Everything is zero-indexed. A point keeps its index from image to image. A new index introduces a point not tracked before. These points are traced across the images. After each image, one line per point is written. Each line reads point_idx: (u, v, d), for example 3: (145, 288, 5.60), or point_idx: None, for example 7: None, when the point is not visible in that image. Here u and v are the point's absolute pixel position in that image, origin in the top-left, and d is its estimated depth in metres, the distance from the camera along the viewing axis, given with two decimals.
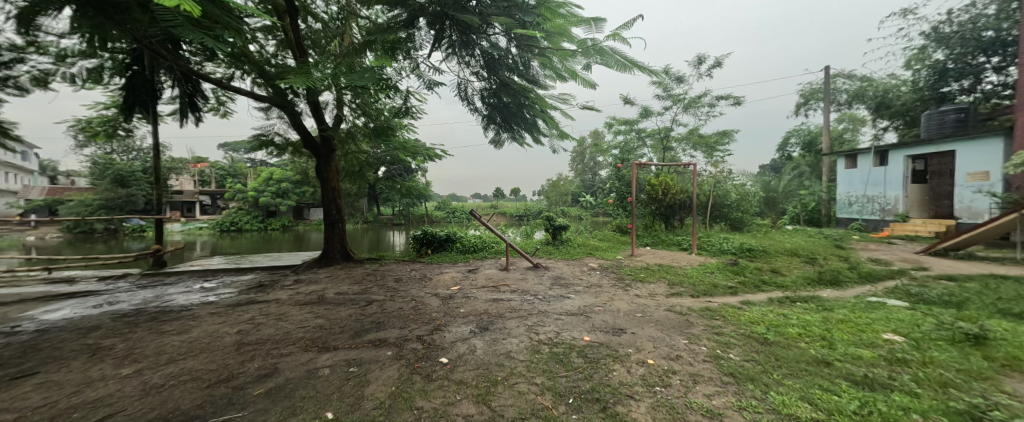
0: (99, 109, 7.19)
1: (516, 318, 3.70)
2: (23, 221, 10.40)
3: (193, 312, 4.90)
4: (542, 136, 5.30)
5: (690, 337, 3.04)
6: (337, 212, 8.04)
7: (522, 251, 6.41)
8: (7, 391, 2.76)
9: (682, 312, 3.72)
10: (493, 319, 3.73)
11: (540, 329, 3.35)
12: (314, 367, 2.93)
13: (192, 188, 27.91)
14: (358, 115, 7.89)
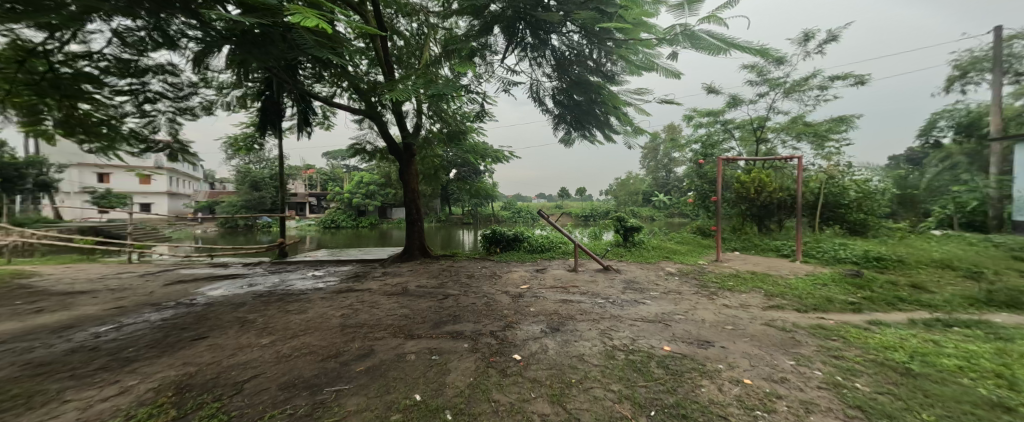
0: (243, 128, 8.86)
1: (588, 320, 3.62)
2: (193, 217, 13.30)
3: (308, 295, 5.76)
4: (615, 133, 5.10)
5: (799, 358, 2.64)
6: (417, 212, 8.72)
7: (592, 252, 6.22)
8: (190, 349, 3.56)
9: (784, 328, 3.26)
10: (564, 320, 3.70)
11: (614, 334, 3.22)
12: (402, 352, 3.22)
13: (304, 191, 32.70)
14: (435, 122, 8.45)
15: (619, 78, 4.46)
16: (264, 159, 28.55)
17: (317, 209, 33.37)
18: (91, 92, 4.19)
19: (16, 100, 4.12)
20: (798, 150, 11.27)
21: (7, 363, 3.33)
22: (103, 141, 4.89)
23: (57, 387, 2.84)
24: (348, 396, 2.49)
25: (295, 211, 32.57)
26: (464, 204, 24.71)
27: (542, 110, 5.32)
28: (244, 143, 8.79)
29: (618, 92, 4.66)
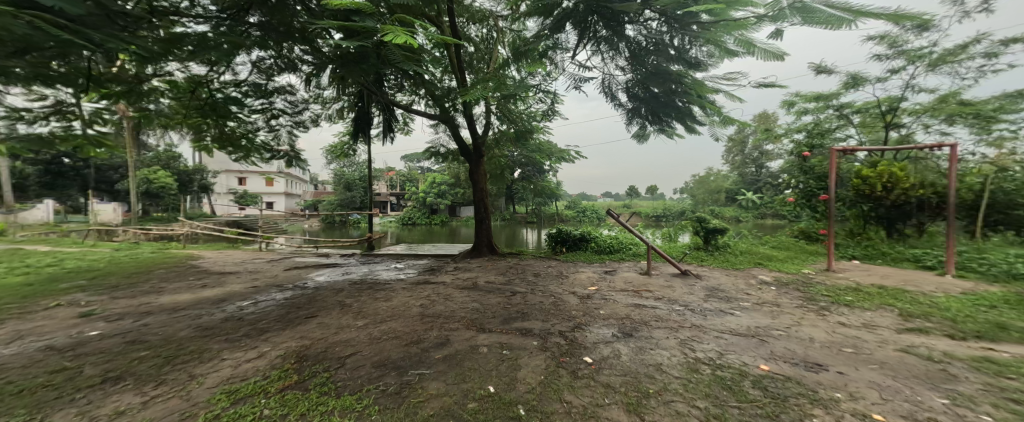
0: (340, 137, 10.05)
1: (666, 328, 3.39)
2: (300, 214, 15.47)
3: (392, 285, 6.33)
4: (698, 124, 4.70)
5: (954, 397, 2.15)
6: (485, 210, 9.00)
7: (668, 256, 5.78)
8: (304, 325, 4.15)
9: (930, 358, 2.68)
10: (637, 325, 3.52)
11: (696, 345, 2.97)
12: (476, 344, 3.35)
13: (385, 192, 35.90)
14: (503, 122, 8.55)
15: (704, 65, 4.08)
16: (356, 163, 32.26)
17: (397, 207, 36.45)
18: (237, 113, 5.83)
19: (189, 123, 5.79)
20: (947, 136, 9.23)
21: (186, 325, 4.23)
22: (241, 152, 6.66)
23: (215, 347, 3.53)
24: (430, 380, 2.68)
25: (379, 209, 35.94)
26: (527, 204, 24.79)
27: (615, 105, 5.14)
28: (341, 150, 9.97)
29: (704, 80, 4.27)
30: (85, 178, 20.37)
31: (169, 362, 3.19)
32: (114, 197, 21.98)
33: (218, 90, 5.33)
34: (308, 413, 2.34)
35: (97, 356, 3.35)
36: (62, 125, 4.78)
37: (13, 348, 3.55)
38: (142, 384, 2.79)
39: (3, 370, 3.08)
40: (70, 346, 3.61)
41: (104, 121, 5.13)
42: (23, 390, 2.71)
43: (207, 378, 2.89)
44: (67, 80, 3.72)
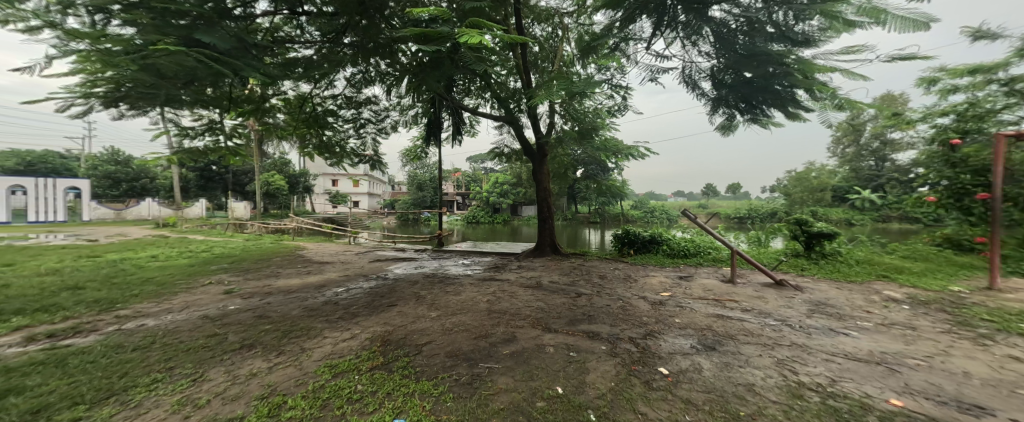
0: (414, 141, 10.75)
1: (756, 345, 3.05)
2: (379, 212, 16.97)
3: (461, 280, 6.61)
4: (803, 109, 4.01)
5: None
6: (548, 210, 8.96)
7: (760, 265, 5.06)
8: (387, 312, 4.53)
9: None
10: (721, 338, 3.21)
11: (800, 368, 2.61)
12: (542, 343, 3.35)
13: (452, 192, 37.73)
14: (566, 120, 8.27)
15: (815, 41, 3.59)
16: (426, 165, 34.45)
17: (463, 206, 38.06)
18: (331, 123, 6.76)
19: (299, 134, 6.82)
20: None
21: (297, 305, 4.89)
22: (337, 158, 7.58)
23: (318, 326, 4.02)
24: (499, 374, 2.74)
25: (446, 208, 37.84)
26: (590, 204, 24.23)
27: (696, 94, 4.74)
28: (414, 153, 10.67)
29: (812, 57, 3.66)
30: (221, 181, 24.80)
31: (286, 335, 3.73)
32: (241, 196, 26.45)
33: (318, 103, 6.20)
34: (392, 393, 2.54)
35: (236, 326, 4.04)
36: (210, 137, 5.80)
37: (183, 314, 4.42)
38: (267, 352, 3.30)
39: (176, 331, 3.85)
40: (219, 316, 4.39)
41: (240, 135, 6.10)
42: (189, 348, 3.36)
43: (312, 353, 3.30)
44: (216, 102, 4.52)
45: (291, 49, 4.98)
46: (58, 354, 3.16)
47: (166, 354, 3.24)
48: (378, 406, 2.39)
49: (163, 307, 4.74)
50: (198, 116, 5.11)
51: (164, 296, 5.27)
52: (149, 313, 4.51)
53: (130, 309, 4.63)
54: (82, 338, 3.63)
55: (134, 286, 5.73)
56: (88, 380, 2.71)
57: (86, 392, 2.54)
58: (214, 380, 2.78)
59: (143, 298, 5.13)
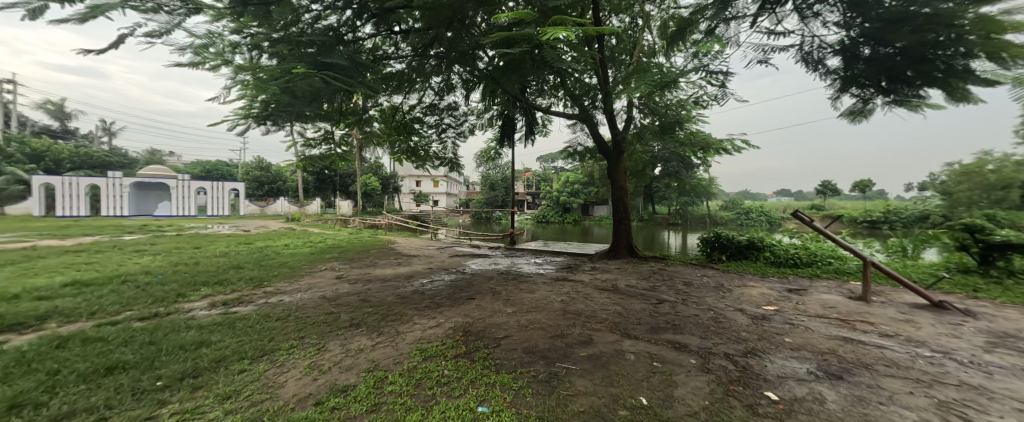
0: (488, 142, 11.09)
1: (901, 379, 2.54)
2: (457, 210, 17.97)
3: (534, 278, 6.67)
4: (980, 85, 2.87)
5: None
6: (624, 210, 8.58)
7: (910, 284, 4.14)
8: (468, 305, 4.77)
9: None
10: (850, 367, 2.74)
11: (977, 416, 2.10)
12: (621, 349, 3.22)
13: (524, 191, 38.30)
14: (646, 115, 7.63)
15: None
16: (499, 165, 35.35)
17: (533, 205, 38.36)
18: (416, 129, 7.36)
19: (390, 139, 7.59)
20: None
21: (392, 293, 5.42)
22: (422, 161, 8.22)
23: (409, 313, 4.40)
24: (576, 376, 2.70)
25: (517, 208, 38.54)
26: (670, 204, 22.64)
27: (819, 73, 3.85)
28: (489, 154, 11.01)
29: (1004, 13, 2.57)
30: (329, 182, 28.72)
31: (384, 318, 4.16)
32: (344, 195, 30.33)
33: (405, 110, 6.77)
34: (475, 381, 2.66)
35: (346, 306, 4.63)
36: (327, 145, 6.73)
37: (308, 293, 5.21)
38: (370, 331, 3.72)
39: (304, 307, 4.55)
40: (335, 297, 5.08)
41: (347, 143, 6.97)
42: (315, 322, 3.94)
43: (405, 336, 3.62)
44: (329, 115, 5.21)
45: (387, 65, 5.58)
46: (228, 318, 3.95)
47: (297, 325, 3.84)
48: (464, 392, 2.53)
49: (295, 287, 5.65)
50: (317, 127, 5.96)
51: (294, 277, 6.28)
52: (286, 290, 5.41)
53: (274, 286, 5.61)
54: (243, 307, 4.48)
55: (274, 267, 6.95)
56: (246, 340, 3.34)
57: (246, 349, 3.14)
58: (333, 351, 3.22)
59: (281, 277, 6.19)
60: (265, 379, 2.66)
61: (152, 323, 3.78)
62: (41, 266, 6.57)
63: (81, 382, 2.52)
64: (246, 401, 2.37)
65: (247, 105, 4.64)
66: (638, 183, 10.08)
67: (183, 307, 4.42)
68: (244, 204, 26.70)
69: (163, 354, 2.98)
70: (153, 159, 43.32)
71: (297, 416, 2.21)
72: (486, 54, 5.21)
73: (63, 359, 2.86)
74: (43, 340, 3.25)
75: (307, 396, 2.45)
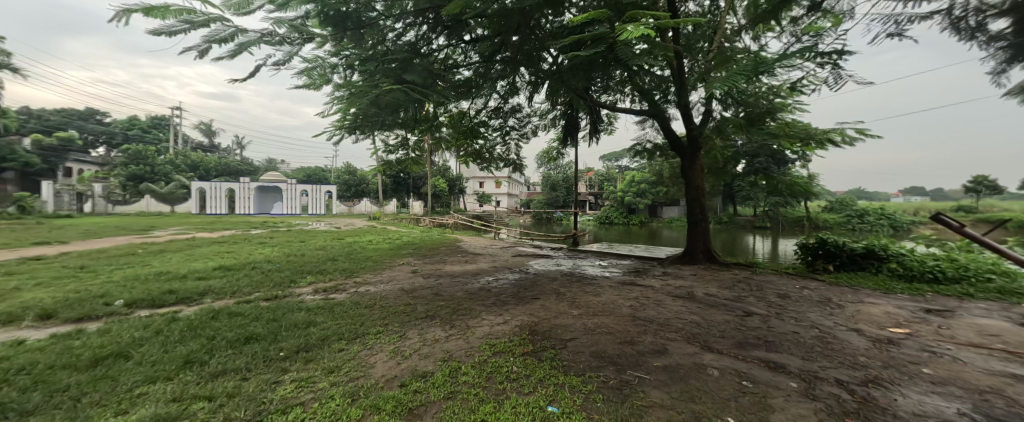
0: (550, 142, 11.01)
1: None
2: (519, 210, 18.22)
3: (600, 281, 6.48)
4: None
5: None
6: (701, 211, 7.95)
7: None
8: (533, 304, 4.81)
9: None
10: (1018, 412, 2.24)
11: None
12: (702, 363, 2.99)
13: (586, 191, 37.58)
14: (727, 107, 6.96)
15: None
16: (560, 165, 35.56)
17: (596, 205, 37.49)
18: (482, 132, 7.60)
19: (458, 143, 7.95)
20: None
21: (461, 288, 5.68)
22: (489, 163, 8.49)
23: (477, 309, 4.56)
24: (651, 387, 2.57)
25: (579, 208, 37.85)
26: (752, 205, 20.50)
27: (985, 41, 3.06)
28: (551, 154, 10.95)
29: None
30: (403, 184, 31.01)
31: (455, 312, 4.37)
32: (416, 196, 32.53)
33: (472, 115, 7.06)
34: (544, 381, 2.67)
35: (421, 299, 4.96)
36: (403, 150, 7.27)
37: (389, 285, 5.68)
38: (444, 323, 3.94)
39: (386, 297, 4.98)
40: (411, 290, 5.48)
41: (419, 148, 7.46)
42: (395, 312, 4.29)
43: (475, 331, 3.76)
44: (406, 122, 5.62)
45: (456, 73, 5.87)
46: (328, 303, 4.47)
47: (381, 313, 4.20)
48: (533, 389, 2.55)
49: (376, 278, 6.21)
50: (395, 135, 6.47)
51: (375, 270, 6.91)
52: (370, 281, 5.97)
53: (360, 277, 6.23)
54: (339, 294, 5.06)
55: (360, 261, 7.72)
56: (342, 323, 3.75)
57: (342, 331, 3.53)
58: (412, 339, 3.48)
59: (365, 270, 6.85)
60: (358, 359, 2.96)
61: (274, 303, 4.43)
62: (197, 253, 8.17)
63: (227, 347, 3.06)
64: (344, 376, 2.65)
65: (342, 117, 5.22)
66: (717, 182, 9.27)
67: (294, 291, 5.12)
68: (334, 204, 30.05)
69: (283, 330, 3.48)
70: (266, 165, 50.94)
71: (386, 395, 2.42)
72: (551, 55, 5.24)
73: (214, 328, 3.49)
74: (201, 312, 4.01)
75: (393, 378, 2.68)
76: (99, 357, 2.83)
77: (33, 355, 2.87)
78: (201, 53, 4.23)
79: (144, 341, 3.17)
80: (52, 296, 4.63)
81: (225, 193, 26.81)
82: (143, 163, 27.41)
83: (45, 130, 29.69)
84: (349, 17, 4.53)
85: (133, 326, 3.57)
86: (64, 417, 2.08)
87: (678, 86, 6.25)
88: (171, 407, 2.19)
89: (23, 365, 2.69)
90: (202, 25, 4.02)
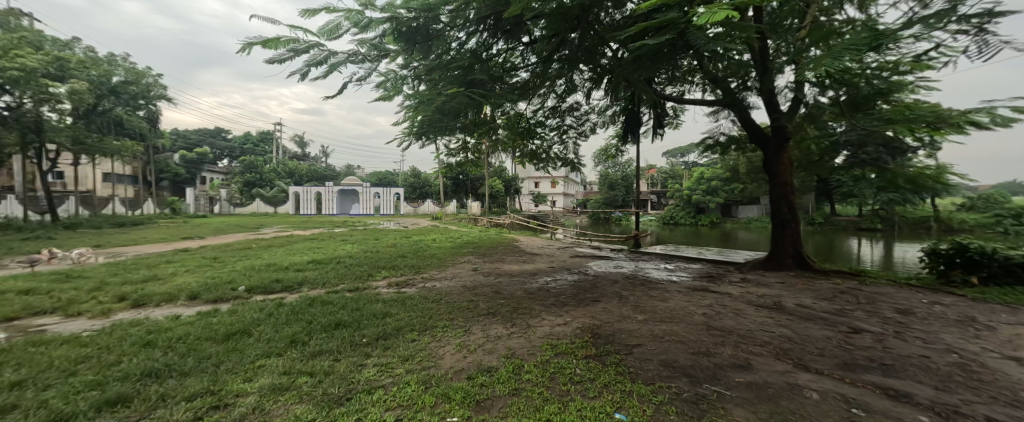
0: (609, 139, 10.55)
1: None
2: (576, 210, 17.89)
3: (667, 286, 6.05)
4: None
5: None
6: (789, 211, 7.05)
7: None
8: (593, 307, 4.62)
9: None
10: None
11: None
12: (796, 383, 2.61)
13: (648, 190, 35.76)
14: (822, 91, 6.05)
15: None
16: (619, 163, 34.26)
17: (659, 205, 35.52)
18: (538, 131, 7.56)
19: (516, 144, 7.97)
20: None
21: (520, 287, 5.68)
22: (545, 162, 8.42)
23: (537, 308, 4.50)
24: (732, 404, 2.30)
25: (641, 207, 36.10)
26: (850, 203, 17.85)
27: None
28: (610, 151, 10.48)
29: None
30: (463, 185, 32.12)
31: (516, 310, 4.37)
32: (476, 197, 33.50)
33: (529, 115, 7.04)
34: (609, 386, 2.52)
35: (483, 296, 5.05)
36: (464, 153, 7.47)
37: (453, 282, 5.88)
38: (505, 321, 3.95)
39: (451, 293, 5.15)
40: (473, 286, 5.60)
41: (478, 150, 7.63)
42: (459, 307, 4.42)
43: (535, 330, 3.70)
44: (468, 124, 5.77)
45: (514, 75, 5.84)
46: (400, 296, 4.75)
47: (447, 308, 4.35)
48: (599, 394, 2.42)
49: (441, 275, 6.46)
50: (456, 138, 6.68)
51: (440, 266, 7.20)
52: (435, 277, 6.23)
53: (426, 273, 6.54)
54: (409, 288, 5.35)
55: (426, 257, 8.13)
56: (412, 316, 3.95)
57: (413, 323, 3.71)
58: (475, 333, 3.54)
59: (431, 266, 7.18)
60: (428, 350, 3.08)
61: (356, 294, 4.83)
62: (293, 248, 9.29)
63: (322, 331, 3.38)
64: (417, 365, 2.77)
65: (410, 124, 5.53)
66: (808, 177, 8.16)
67: (371, 284, 5.54)
68: (402, 204, 32.19)
69: (364, 318, 3.77)
70: (345, 171, 56.09)
71: (456, 385, 2.46)
72: (611, 50, 4.98)
73: (311, 313, 3.89)
74: (300, 300, 4.50)
75: (460, 370, 2.73)
76: (228, 333, 3.31)
77: (186, 327, 3.46)
78: (303, 75, 4.78)
79: (260, 321, 3.64)
80: (195, 280, 5.58)
81: (312, 196, 30.12)
82: (252, 172, 32.18)
83: (182, 146, 36.03)
84: (418, 32, 4.81)
85: (252, 308, 4.13)
86: (207, 380, 2.45)
87: (761, 70, 5.58)
88: (283, 378, 2.46)
89: (180, 335, 3.24)
90: (305, 51, 4.56)
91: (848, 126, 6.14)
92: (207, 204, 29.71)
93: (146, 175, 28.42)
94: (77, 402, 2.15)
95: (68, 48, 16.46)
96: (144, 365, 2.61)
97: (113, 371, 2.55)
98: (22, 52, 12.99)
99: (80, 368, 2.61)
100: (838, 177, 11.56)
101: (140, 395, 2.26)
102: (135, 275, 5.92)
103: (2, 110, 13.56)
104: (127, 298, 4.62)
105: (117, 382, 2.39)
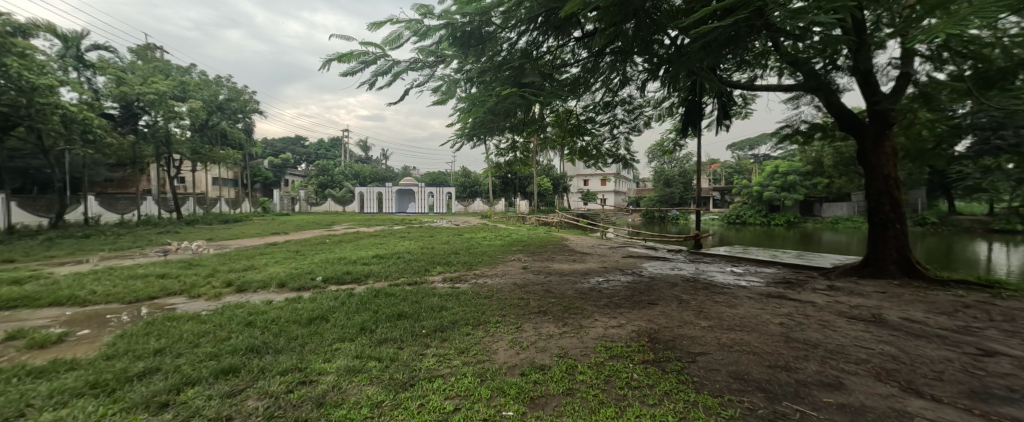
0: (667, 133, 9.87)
1: None
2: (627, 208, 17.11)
3: (734, 291, 5.49)
4: None
5: None
6: (892, 209, 6.05)
7: None
8: (648, 310, 4.34)
9: None
10: None
11: None
12: (906, 410, 2.19)
13: (710, 186, 33.18)
14: (938, 64, 5.05)
15: None
16: (677, 158, 32.28)
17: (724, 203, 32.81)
18: (588, 126, 7.32)
19: (566, 141, 7.77)
20: None
21: (571, 286, 5.54)
22: (595, 159, 8.17)
23: (590, 309, 4.34)
24: None
25: (703, 206, 33.54)
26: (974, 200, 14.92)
27: None
28: (668, 145, 9.77)
29: None
30: (512, 184, 32.37)
31: (567, 310, 4.25)
32: (525, 196, 33.65)
33: (579, 112, 6.85)
34: (671, 395, 2.33)
35: (534, 294, 4.99)
36: (513, 152, 7.46)
37: (504, 279, 5.92)
38: (557, 320, 3.85)
39: (502, 290, 5.16)
40: (524, 285, 5.58)
41: (527, 148, 7.58)
42: (510, 304, 4.40)
43: (589, 331, 3.56)
44: (519, 122, 5.76)
45: (564, 72, 5.67)
46: (455, 291, 4.88)
47: (499, 304, 4.36)
48: (660, 402, 2.24)
49: (492, 271, 6.55)
50: (505, 138, 6.73)
51: (490, 263, 7.29)
52: (486, 274, 6.32)
53: (478, 269, 6.69)
54: (463, 284, 5.47)
55: (477, 255, 8.30)
56: (466, 310, 4.02)
57: (468, 317, 3.76)
58: (527, 332, 3.48)
59: (483, 263, 7.31)
60: (483, 344, 3.10)
61: (414, 287, 5.08)
62: (358, 243, 10.04)
63: (386, 321, 3.57)
64: (472, 358, 2.79)
65: (463, 126, 5.68)
66: (916, 167, 6.95)
67: (429, 279, 5.78)
68: (455, 204, 33.32)
69: (423, 311, 3.91)
70: (403, 171, 59.35)
71: (510, 380, 2.43)
72: (669, 38, 4.61)
73: (377, 303, 4.15)
74: (368, 291, 4.82)
75: (513, 366, 2.71)
76: (310, 317, 3.63)
77: (278, 311, 3.85)
78: (371, 86, 5.13)
79: (335, 309, 3.94)
80: (282, 270, 6.27)
81: (374, 195, 32.37)
82: (326, 175, 35.60)
83: (270, 153, 40.81)
84: (472, 36, 4.85)
85: (328, 297, 4.50)
86: (295, 358, 2.68)
87: (856, 47, 4.82)
88: (355, 361, 2.62)
89: (273, 318, 3.62)
90: (373, 62, 4.85)
91: (974, 107, 5.09)
92: (291, 204, 33.30)
93: (244, 179, 32.63)
94: (201, 369, 2.49)
95: (187, 73, 19.37)
96: (248, 342, 2.95)
97: (225, 345, 2.91)
98: (158, 79, 15.57)
99: (201, 341, 3.01)
100: (957, 167, 9.72)
101: (245, 366, 2.55)
102: (238, 264, 6.82)
103: (143, 128, 16.13)
104: (232, 284, 5.30)
105: (228, 355, 2.72)
